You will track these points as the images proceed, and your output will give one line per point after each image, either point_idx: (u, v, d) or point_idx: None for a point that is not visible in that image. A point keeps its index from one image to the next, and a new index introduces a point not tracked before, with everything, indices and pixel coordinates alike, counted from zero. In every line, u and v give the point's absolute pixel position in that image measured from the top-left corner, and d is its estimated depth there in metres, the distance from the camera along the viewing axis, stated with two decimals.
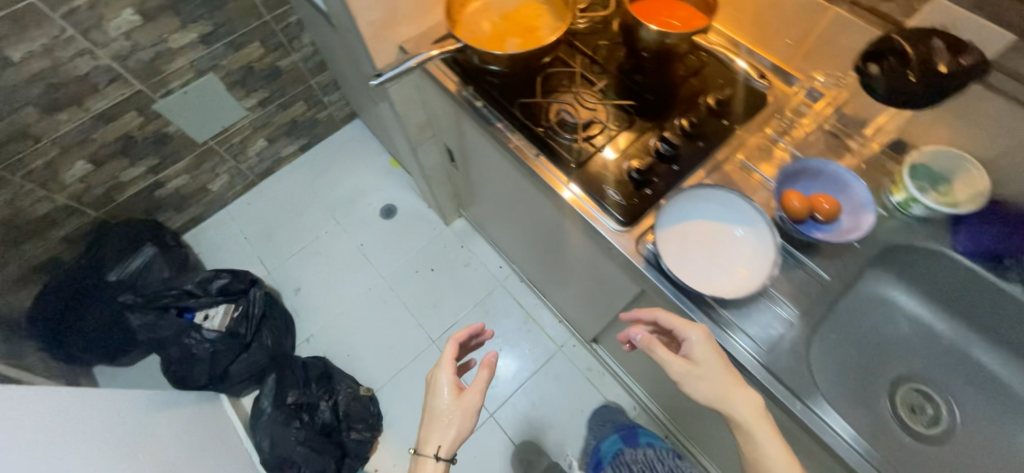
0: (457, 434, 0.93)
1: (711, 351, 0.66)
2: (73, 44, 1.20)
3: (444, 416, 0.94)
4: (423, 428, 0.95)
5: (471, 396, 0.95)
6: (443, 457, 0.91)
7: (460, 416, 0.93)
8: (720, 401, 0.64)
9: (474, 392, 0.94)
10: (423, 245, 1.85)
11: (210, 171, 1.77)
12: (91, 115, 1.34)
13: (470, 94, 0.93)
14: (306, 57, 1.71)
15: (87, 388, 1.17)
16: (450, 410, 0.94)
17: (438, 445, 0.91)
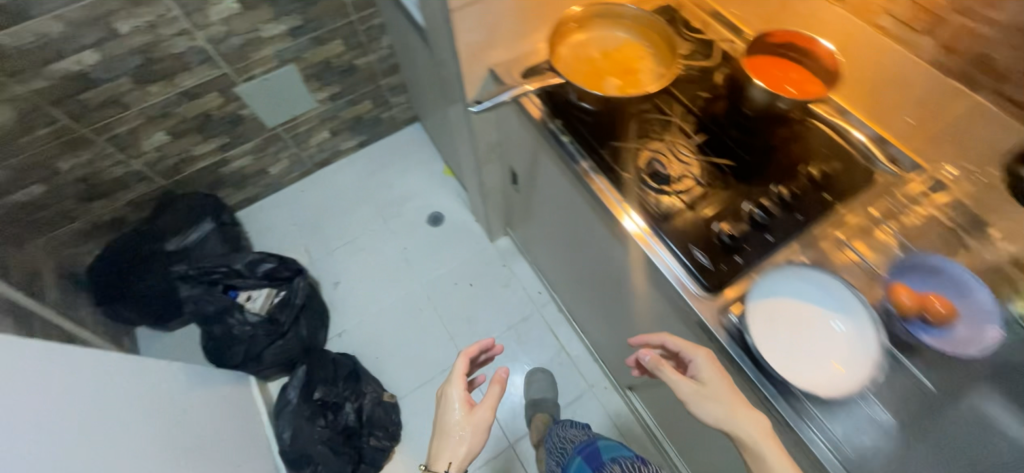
0: (467, 451, 0.90)
1: (714, 370, 0.70)
2: (175, 24, 1.25)
3: (455, 433, 0.92)
4: (435, 444, 0.92)
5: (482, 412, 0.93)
6: None
7: (471, 432, 0.90)
8: (729, 420, 0.65)
9: (485, 408, 0.93)
10: (466, 258, 1.84)
11: (272, 155, 1.82)
12: (178, 91, 1.39)
13: (557, 128, 0.89)
14: (382, 58, 1.73)
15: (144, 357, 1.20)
16: (460, 426, 0.92)
17: (449, 462, 0.88)
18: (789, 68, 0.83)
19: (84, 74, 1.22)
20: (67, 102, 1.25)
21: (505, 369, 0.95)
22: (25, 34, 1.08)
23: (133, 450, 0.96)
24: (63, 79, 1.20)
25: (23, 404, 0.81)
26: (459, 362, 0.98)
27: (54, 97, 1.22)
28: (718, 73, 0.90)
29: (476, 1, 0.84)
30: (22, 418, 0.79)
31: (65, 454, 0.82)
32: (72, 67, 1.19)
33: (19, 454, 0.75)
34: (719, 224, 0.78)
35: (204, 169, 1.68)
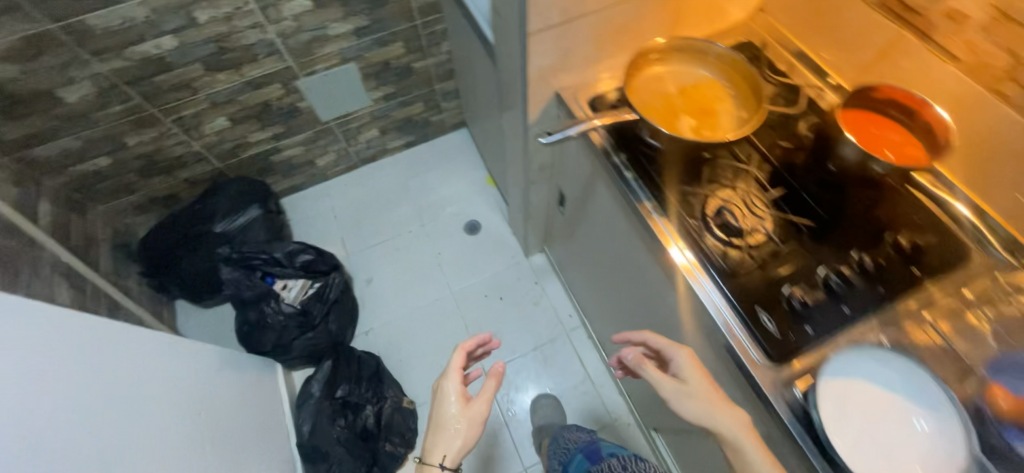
0: (462, 445, 0.89)
1: (693, 369, 0.78)
2: (250, 17, 1.28)
3: (450, 426, 0.90)
4: (431, 439, 0.90)
5: (477, 406, 0.92)
6: (448, 467, 0.87)
7: (466, 425, 0.89)
8: (712, 417, 0.72)
9: (481, 401, 0.91)
10: (498, 271, 1.82)
11: (322, 147, 1.85)
12: (243, 80, 1.43)
13: (621, 163, 0.85)
14: (439, 63, 1.74)
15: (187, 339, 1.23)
16: (455, 420, 0.90)
17: (444, 456, 0.87)
18: (888, 128, 0.76)
19: (161, 58, 1.26)
20: (142, 83, 1.30)
21: (503, 362, 0.94)
22: (113, 17, 1.13)
23: (164, 434, 0.98)
24: (142, 61, 1.25)
25: (68, 382, 0.83)
26: (456, 356, 0.96)
27: (131, 77, 1.27)
28: (801, 122, 0.84)
29: (555, 25, 0.81)
30: (65, 397, 0.81)
31: (94, 434, 0.83)
32: (151, 50, 1.24)
33: (55, 430, 0.76)
34: (790, 287, 0.72)
35: (257, 155, 1.72)
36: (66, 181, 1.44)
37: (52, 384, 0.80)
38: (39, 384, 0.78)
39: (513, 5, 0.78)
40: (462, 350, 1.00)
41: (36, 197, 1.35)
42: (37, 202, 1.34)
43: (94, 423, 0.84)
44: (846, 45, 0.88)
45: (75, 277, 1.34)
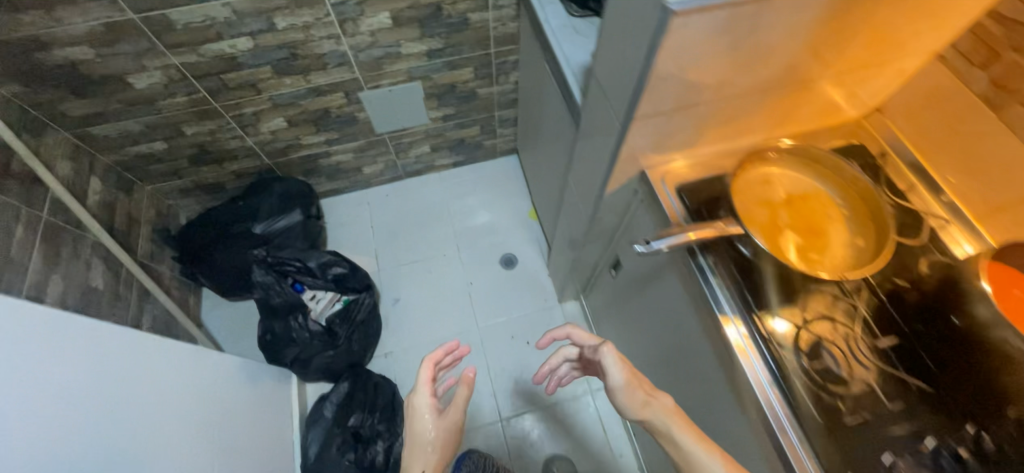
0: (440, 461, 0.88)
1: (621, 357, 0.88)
2: (328, 28, 1.24)
3: (426, 443, 0.88)
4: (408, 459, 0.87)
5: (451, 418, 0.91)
6: None
7: (443, 438, 0.88)
8: (642, 403, 0.81)
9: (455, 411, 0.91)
10: (528, 312, 1.75)
11: (371, 157, 1.81)
12: (308, 86, 1.40)
13: (707, 268, 0.76)
14: (504, 91, 1.68)
15: (216, 356, 1.20)
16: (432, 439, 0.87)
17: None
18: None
19: (234, 57, 1.24)
20: (210, 78, 1.28)
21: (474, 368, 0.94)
22: (195, 14, 1.11)
23: (181, 461, 0.92)
24: (214, 58, 1.22)
25: (94, 403, 0.79)
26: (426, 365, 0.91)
27: (200, 72, 1.25)
28: (921, 258, 0.75)
29: (661, 113, 0.73)
30: (88, 419, 0.77)
31: (109, 458, 0.78)
32: (225, 49, 1.21)
33: (71, 453, 0.72)
34: (894, 458, 0.62)
35: (307, 157, 1.69)
36: (119, 159, 1.44)
37: (79, 404, 0.76)
38: (66, 405, 0.74)
39: (623, 88, 0.71)
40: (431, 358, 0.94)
41: (89, 174, 1.34)
42: (88, 179, 1.34)
43: (114, 451, 0.79)
44: (984, 176, 0.78)
45: (112, 260, 1.32)
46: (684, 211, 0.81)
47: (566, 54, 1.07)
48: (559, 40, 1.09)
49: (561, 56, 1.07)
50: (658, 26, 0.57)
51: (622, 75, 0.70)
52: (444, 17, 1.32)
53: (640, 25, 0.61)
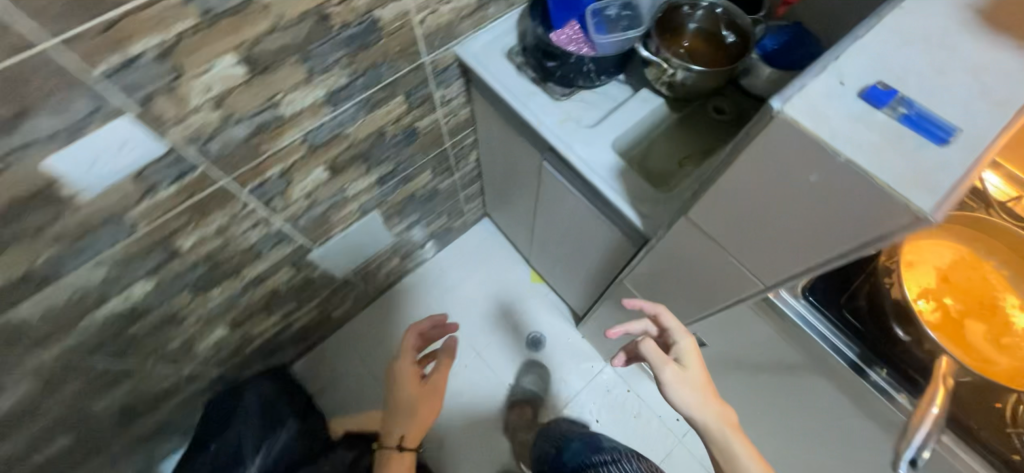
0: (421, 422, 0.92)
1: (694, 358, 0.82)
2: (251, 217, 0.90)
3: (405, 407, 0.92)
4: (392, 421, 0.92)
5: (435, 390, 0.94)
6: (406, 448, 0.90)
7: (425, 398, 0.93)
8: (702, 407, 0.78)
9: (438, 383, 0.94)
10: (582, 389, 1.59)
11: (338, 301, 1.49)
12: (244, 282, 1.05)
13: (889, 384, 0.66)
14: (466, 174, 1.44)
15: None
16: (413, 403, 0.92)
17: (402, 436, 0.90)
18: None
19: (133, 308, 0.87)
20: (109, 344, 0.89)
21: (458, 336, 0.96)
22: (55, 295, 0.73)
23: None
24: (105, 324, 0.84)
25: None
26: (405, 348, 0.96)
27: (91, 345, 0.87)
28: None
29: None
30: None
31: None
32: (116, 307, 0.83)
33: None
34: None
35: (264, 342, 1.33)
36: None
37: None
38: None
39: (773, 256, 0.54)
40: (416, 330, 1.01)
41: None
42: None
43: None
44: None
45: None
46: (828, 322, 0.69)
47: (584, 160, 0.86)
48: (564, 141, 0.88)
49: (580, 164, 0.86)
50: (886, 230, 0.40)
51: (772, 244, 0.53)
52: (389, 139, 1.03)
53: (829, 213, 0.43)
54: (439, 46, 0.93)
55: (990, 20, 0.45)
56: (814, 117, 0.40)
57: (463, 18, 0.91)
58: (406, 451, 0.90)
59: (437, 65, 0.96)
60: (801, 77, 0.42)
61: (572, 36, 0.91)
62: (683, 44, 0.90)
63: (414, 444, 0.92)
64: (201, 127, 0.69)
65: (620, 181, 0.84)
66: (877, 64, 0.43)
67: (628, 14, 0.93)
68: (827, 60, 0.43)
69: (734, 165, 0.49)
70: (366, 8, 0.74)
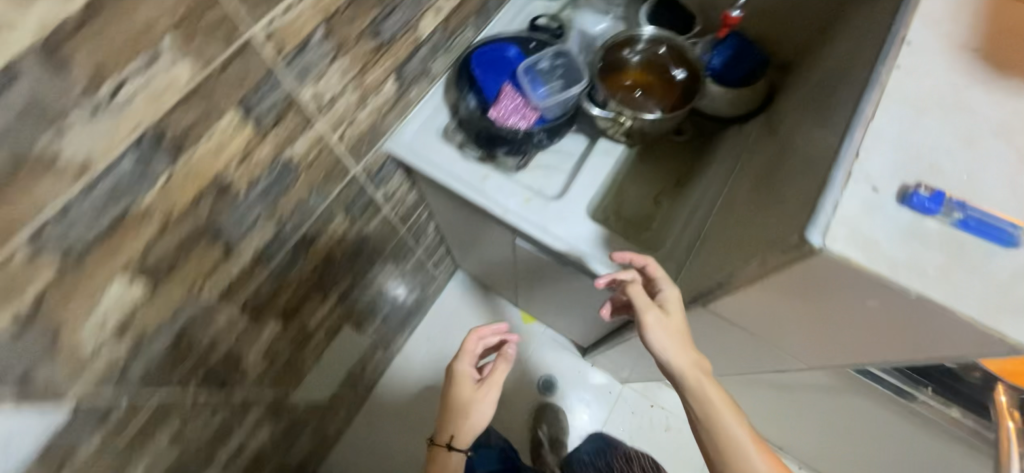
0: (472, 425, 0.78)
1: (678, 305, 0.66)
2: (207, 407, 0.77)
3: (459, 406, 0.79)
4: (442, 421, 0.79)
5: (488, 395, 0.79)
6: (459, 448, 0.77)
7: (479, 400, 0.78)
8: (681, 357, 0.62)
9: (492, 386, 0.79)
10: (607, 418, 1.53)
11: (332, 418, 1.34)
12: (221, 464, 0.91)
13: (937, 401, 0.64)
14: (429, 246, 1.33)
15: None
16: (466, 403, 0.78)
17: (454, 437, 0.77)
18: None
19: None
20: None
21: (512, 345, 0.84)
22: None
23: None
24: None
25: None
26: (469, 348, 0.81)
27: None
28: None
29: None
30: None
31: None
32: None
33: None
34: None
35: None
36: None
37: None
38: None
39: (821, 346, 0.48)
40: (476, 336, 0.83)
41: None
42: None
43: None
44: None
45: None
46: None
47: (565, 240, 0.78)
48: (536, 226, 0.79)
49: (561, 246, 0.78)
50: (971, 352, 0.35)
51: (818, 336, 0.47)
52: (339, 258, 0.91)
53: (895, 330, 0.38)
54: (368, 151, 0.81)
55: (994, 60, 0.40)
56: (864, 250, 0.34)
57: (384, 114, 0.79)
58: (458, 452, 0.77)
59: (370, 169, 0.84)
60: (830, 190, 0.36)
61: (511, 102, 0.81)
62: (636, 95, 0.80)
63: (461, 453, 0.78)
64: (109, 366, 0.55)
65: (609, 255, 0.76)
66: (904, 151, 0.36)
67: (563, 62, 0.84)
68: (849, 159, 0.36)
69: (766, 278, 0.42)
70: (272, 156, 0.61)
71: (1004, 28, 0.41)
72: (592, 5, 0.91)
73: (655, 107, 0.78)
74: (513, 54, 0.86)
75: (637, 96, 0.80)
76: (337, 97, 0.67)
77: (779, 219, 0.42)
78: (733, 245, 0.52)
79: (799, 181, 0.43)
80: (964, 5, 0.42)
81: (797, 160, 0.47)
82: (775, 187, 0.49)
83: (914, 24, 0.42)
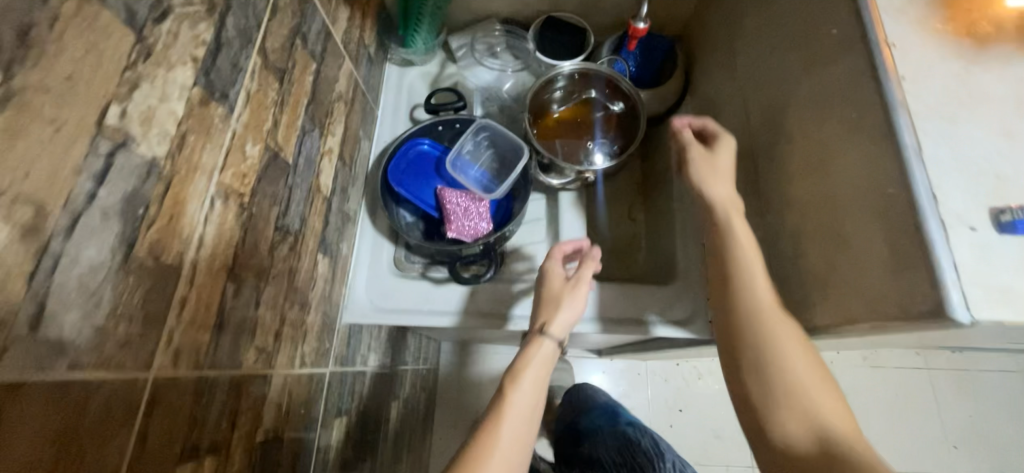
0: (559, 321, 0.63)
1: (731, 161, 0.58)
2: None
3: (550, 296, 0.65)
4: (534, 310, 0.66)
5: (580, 293, 0.65)
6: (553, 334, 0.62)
7: (570, 293, 0.64)
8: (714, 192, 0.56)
9: (583, 284, 0.65)
10: (648, 399, 1.41)
11: None
12: None
13: None
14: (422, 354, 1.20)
15: None
16: (558, 298, 0.64)
17: (546, 322, 0.62)
18: None
19: None
20: None
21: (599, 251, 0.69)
22: None
23: None
24: None
25: None
26: (558, 247, 0.68)
27: None
28: None
29: None
30: None
31: None
32: None
33: None
34: None
35: None
36: None
37: None
38: None
39: (917, 341, 0.48)
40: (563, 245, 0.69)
41: None
42: None
43: None
44: None
45: None
46: None
47: (590, 316, 0.71)
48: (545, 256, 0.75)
49: (592, 325, 0.70)
50: None
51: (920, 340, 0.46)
52: (352, 454, 0.77)
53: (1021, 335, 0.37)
54: (332, 342, 0.66)
55: (966, 32, 0.40)
56: (1005, 304, 0.32)
57: (330, 293, 0.65)
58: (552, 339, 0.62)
59: (342, 354, 0.69)
60: (939, 253, 0.33)
61: (458, 207, 0.71)
62: (589, 144, 0.73)
63: (550, 356, 0.61)
64: None
65: (642, 310, 0.71)
66: (969, 171, 0.34)
67: (487, 134, 0.76)
68: (933, 208, 0.34)
69: (883, 332, 0.39)
70: (247, 456, 0.46)
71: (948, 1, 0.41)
72: (473, 56, 0.82)
73: (605, 144, 0.72)
74: (429, 148, 0.76)
75: (590, 145, 0.73)
76: (280, 327, 0.52)
77: (864, 271, 0.40)
78: (798, 285, 0.50)
79: (860, 223, 0.40)
80: None
81: (825, 186, 0.44)
82: (812, 215, 0.47)
83: (885, 25, 0.40)
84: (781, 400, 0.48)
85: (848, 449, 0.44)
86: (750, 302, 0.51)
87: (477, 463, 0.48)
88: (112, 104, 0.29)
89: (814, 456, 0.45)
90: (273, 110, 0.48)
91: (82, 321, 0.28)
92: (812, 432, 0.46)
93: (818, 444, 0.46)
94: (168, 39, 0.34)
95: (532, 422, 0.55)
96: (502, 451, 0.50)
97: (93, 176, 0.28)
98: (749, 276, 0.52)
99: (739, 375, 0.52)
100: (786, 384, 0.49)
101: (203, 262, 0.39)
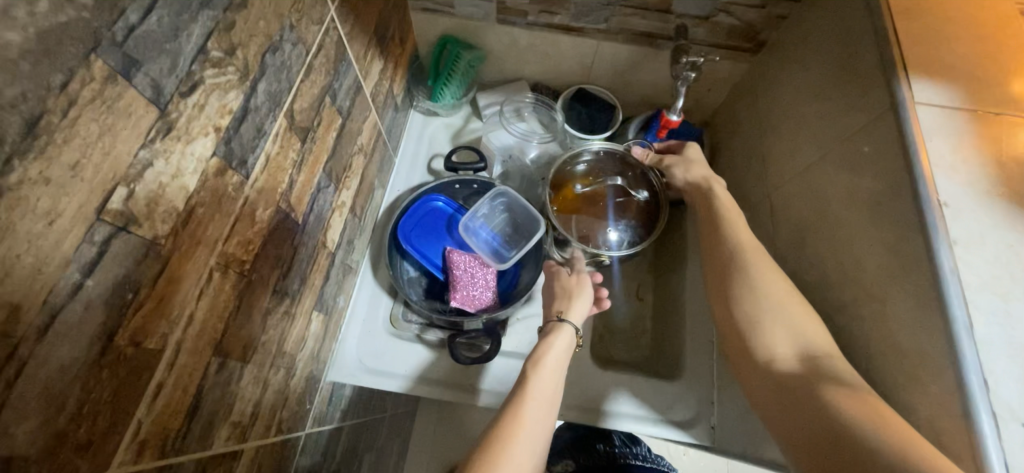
0: (570, 309, 0.61)
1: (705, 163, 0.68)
2: None
3: (555, 286, 0.64)
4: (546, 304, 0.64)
5: (580, 279, 0.64)
6: (567, 319, 0.60)
7: (567, 282, 0.64)
8: (696, 173, 0.66)
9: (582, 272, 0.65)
10: None
11: None
12: None
13: None
14: (412, 410, 1.13)
15: None
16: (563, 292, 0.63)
17: (561, 310, 0.61)
18: None
19: None
20: None
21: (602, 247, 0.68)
22: None
23: None
24: None
25: None
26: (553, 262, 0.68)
27: None
28: None
29: None
30: None
31: None
32: None
33: None
34: None
35: None
36: None
37: None
38: None
39: None
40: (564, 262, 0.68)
41: None
42: None
43: None
44: None
45: None
46: None
47: (573, 403, 0.67)
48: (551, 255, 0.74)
49: (568, 412, 0.67)
50: None
51: None
52: None
53: None
54: (312, 403, 0.61)
55: (1011, 197, 0.39)
56: None
57: (319, 351, 0.61)
58: (567, 324, 0.59)
59: (321, 414, 0.64)
60: (992, 452, 0.31)
61: (464, 273, 0.68)
62: (610, 233, 0.69)
63: (569, 345, 0.59)
64: None
65: (612, 398, 0.67)
66: (1020, 357, 0.34)
67: (504, 201, 0.74)
68: (986, 400, 0.33)
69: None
70: None
71: (995, 161, 0.41)
72: (500, 118, 0.80)
73: (626, 228, 0.70)
74: (442, 205, 0.74)
75: (609, 232, 0.69)
76: (261, 395, 0.48)
77: None
78: None
79: (906, 386, 0.38)
80: (962, 142, 0.41)
81: (868, 332, 0.43)
82: (854, 356, 0.45)
83: (935, 180, 0.39)
84: (763, 325, 0.47)
85: (832, 363, 0.42)
86: (733, 231, 0.56)
87: (503, 443, 0.47)
88: (119, 187, 0.27)
89: (801, 373, 0.43)
90: (291, 171, 0.46)
91: (41, 426, 0.25)
92: (798, 352, 0.45)
93: (802, 364, 0.44)
94: (194, 111, 0.32)
95: (551, 413, 0.52)
96: (523, 445, 0.47)
97: (82, 267, 0.26)
98: (732, 215, 0.58)
99: (726, 291, 0.52)
100: (773, 310, 0.48)
101: (190, 338, 0.35)
